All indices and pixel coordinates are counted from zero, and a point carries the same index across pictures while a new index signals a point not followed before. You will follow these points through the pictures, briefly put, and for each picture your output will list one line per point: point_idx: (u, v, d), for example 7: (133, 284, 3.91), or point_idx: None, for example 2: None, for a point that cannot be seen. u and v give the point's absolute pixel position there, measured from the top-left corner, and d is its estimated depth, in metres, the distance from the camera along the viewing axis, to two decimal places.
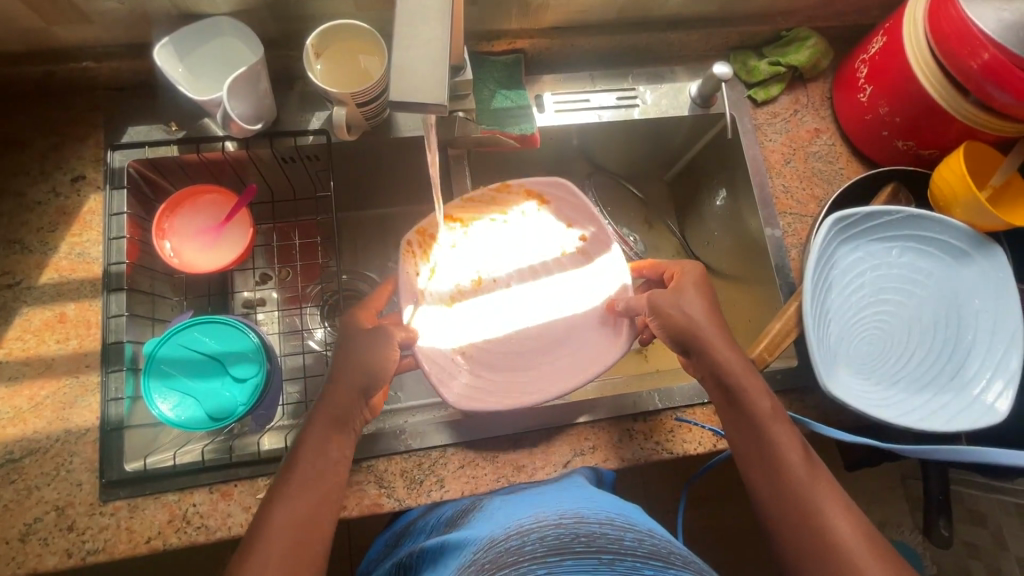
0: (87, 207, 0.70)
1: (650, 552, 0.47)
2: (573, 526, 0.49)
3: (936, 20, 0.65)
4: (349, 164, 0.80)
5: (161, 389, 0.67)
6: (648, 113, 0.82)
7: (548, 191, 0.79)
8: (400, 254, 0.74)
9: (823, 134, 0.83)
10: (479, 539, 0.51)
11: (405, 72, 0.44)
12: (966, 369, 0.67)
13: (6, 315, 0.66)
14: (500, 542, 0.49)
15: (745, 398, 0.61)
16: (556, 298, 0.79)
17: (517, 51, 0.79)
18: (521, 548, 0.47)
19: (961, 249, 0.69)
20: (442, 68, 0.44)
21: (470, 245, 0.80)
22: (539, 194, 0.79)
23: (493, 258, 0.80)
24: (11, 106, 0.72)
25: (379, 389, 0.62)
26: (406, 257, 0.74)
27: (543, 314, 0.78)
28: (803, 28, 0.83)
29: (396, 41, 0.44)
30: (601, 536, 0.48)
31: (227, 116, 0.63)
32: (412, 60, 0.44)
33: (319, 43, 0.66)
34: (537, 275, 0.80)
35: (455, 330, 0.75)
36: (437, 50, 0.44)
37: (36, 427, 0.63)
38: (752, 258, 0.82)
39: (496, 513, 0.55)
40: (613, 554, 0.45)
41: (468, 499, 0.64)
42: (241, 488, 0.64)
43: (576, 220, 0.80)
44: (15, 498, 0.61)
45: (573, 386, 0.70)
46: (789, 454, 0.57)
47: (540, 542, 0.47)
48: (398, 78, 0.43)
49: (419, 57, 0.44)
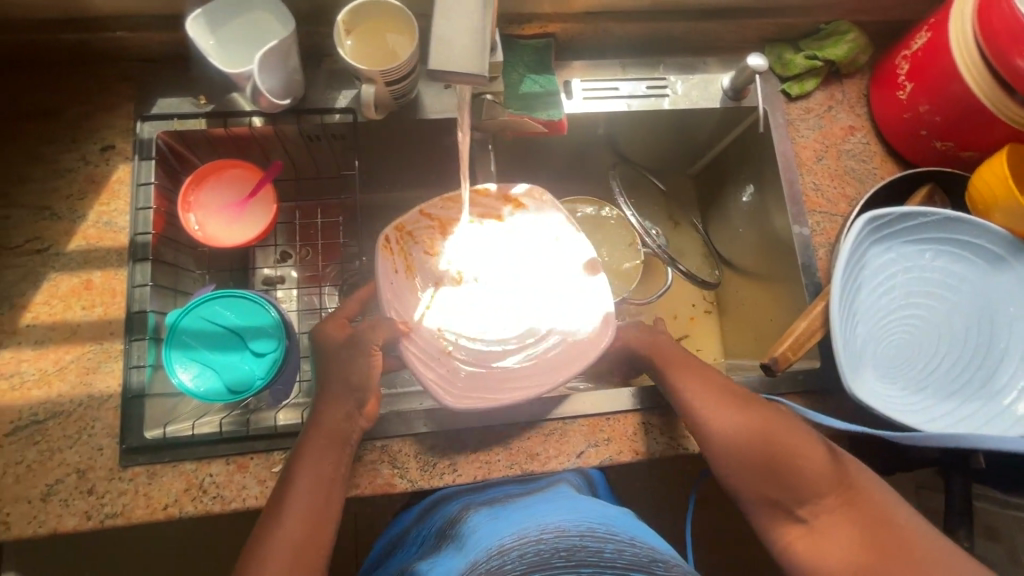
0: (115, 176, 0.70)
1: (630, 562, 0.48)
2: (551, 542, 0.50)
3: (985, 17, 0.63)
4: (373, 145, 0.80)
5: (182, 360, 0.67)
6: (678, 103, 0.80)
7: (524, 197, 0.78)
8: (378, 249, 0.72)
9: (857, 131, 0.81)
10: (464, 562, 0.52)
11: (445, 46, 0.44)
12: (997, 377, 0.65)
13: (34, 279, 0.67)
14: (481, 563, 0.50)
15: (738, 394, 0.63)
16: (530, 306, 0.78)
17: (547, 35, 0.78)
18: (502, 567, 0.48)
19: (997, 254, 0.67)
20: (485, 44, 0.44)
21: (457, 251, 0.79)
22: (515, 199, 0.78)
23: (487, 259, 0.80)
24: (43, 73, 0.72)
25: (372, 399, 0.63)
26: (384, 252, 0.72)
27: (518, 321, 0.77)
28: (844, 22, 0.80)
29: (438, 13, 0.44)
30: (582, 548, 0.49)
31: (256, 90, 0.63)
32: (457, 34, 0.44)
33: (350, 19, 0.65)
34: (515, 284, 0.79)
35: (450, 323, 0.76)
36: (481, 24, 0.44)
37: (60, 391, 0.64)
38: (777, 256, 0.81)
39: (481, 527, 0.57)
40: (590, 568, 0.46)
41: (458, 502, 0.66)
42: (257, 461, 0.64)
43: (556, 227, 0.79)
44: (38, 458, 0.62)
45: (544, 389, 0.67)
46: (787, 443, 0.57)
47: (519, 559, 0.48)
48: (440, 50, 0.44)
49: (462, 31, 0.44)
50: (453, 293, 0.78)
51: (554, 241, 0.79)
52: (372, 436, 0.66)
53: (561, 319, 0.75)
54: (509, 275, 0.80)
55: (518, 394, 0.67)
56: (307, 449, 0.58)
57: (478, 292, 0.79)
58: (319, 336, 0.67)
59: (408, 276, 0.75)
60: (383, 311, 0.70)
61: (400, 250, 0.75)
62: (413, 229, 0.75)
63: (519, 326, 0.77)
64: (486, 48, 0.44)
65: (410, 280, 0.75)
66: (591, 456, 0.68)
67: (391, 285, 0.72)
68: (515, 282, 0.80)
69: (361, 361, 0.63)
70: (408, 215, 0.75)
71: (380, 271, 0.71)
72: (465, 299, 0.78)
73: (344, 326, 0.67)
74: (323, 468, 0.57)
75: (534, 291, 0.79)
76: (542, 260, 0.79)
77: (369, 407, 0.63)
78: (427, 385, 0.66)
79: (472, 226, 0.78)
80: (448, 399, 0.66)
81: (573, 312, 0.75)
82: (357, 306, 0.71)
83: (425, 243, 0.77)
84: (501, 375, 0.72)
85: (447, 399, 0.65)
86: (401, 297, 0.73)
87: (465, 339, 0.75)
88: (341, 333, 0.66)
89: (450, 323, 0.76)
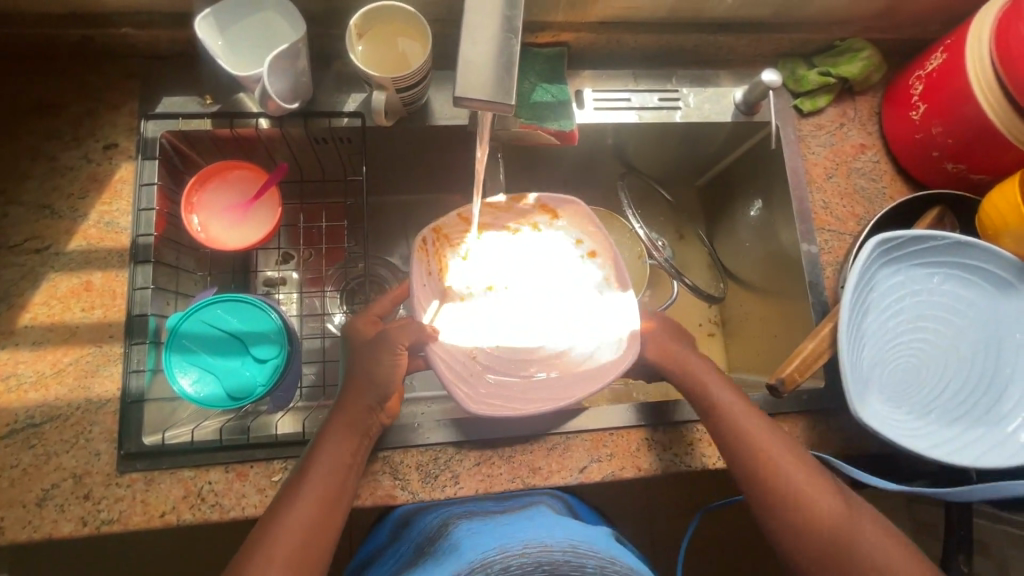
0: (118, 175, 0.69)
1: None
2: (536, 556, 0.50)
3: (1002, 39, 0.62)
4: (380, 150, 0.79)
5: (183, 364, 0.66)
6: (690, 116, 0.80)
7: (560, 207, 0.76)
8: (415, 251, 0.70)
9: (868, 150, 0.81)
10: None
11: (471, 68, 0.43)
12: (1001, 404, 0.65)
13: (32, 279, 0.65)
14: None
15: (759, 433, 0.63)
16: (557, 315, 0.78)
17: (560, 44, 0.77)
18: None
19: (1007, 280, 0.67)
20: (511, 66, 0.44)
21: (484, 263, 0.79)
22: (551, 209, 0.77)
23: (518, 267, 0.80)
24: (45, 66, 0.71)
25: (392, 397, 0.62)
26: (420, 255, 0.71)
27: (544, 330, 0.77)
28: (859, 39, 0.80)
29: (463, 36, 0.44)
30: (565, 563, 0.49)
31: (265, 94, 0.62)
32: (483, 54, 0.43)
33: (362, 23, 0.64)
34: (542, 292, 0.80)
35: (470, 329, 0.75)
36: (506, 45, 0.44)
37: (57, 394, 0.63)
38: (784, 273, 0.80)
39: (464, 538, 0.56)
40: None
41: (435, 515, 0.66)
42: (257, 469, 0.63)
43: (587, 234, 0.77)
44: (34, 463, 0.61)
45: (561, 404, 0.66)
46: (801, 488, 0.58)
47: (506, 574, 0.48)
48: (466, 71, 0.43)
49: (489, 50, 0.43)
50: (481, 299, 0.78)
51: (586, 253, 0.78)
52: (375, 447, 0.65)
53: (587, 332, 0.75)
54: (538, 282, 0.80)
55: (537, 406, 0.66)
56: (326, 439, 0.57)
57: (510, 303, 0.79)
58: (351, 330, 0.66)
59: (440, 278, 0.75)
60: (415, 315, 0.68)
61: (436, 252, 0.74)
62: (450, 233, 0.75)
63: (544, 335, 0.77)
64: (511, 69, 0.44)
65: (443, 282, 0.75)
66: (592, 472, 0.67)
67: (422, 285, 0.71)
68: (546, 291, 0.80)
69: (386, 361, 0.62)
70: (445, 219, 0.74)
71: (413, 274, 0.70)
72: (495, 307, 0.78)
73: (375, 323, 0.67)
74: (342, 455, 0.57)
75: (561, 304, 0.79)
76: (569, 272, 0.79)
77: (390, 402, 0.62)
78: (454, 393, 0.65)
79: (511, 236, 0.79)
80: (469, 405, 0.64)
81: (596, 327, 0.75)
82: (391, 304, 0.70)
83: (459, 245, 0.76)
84: (528, 385, 0.72)
85: (469, 406, 0.64)
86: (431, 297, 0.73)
87: (489, 347, 0.75)
88: (372, 330, 0.66)
89: (462, 328, 0.75)
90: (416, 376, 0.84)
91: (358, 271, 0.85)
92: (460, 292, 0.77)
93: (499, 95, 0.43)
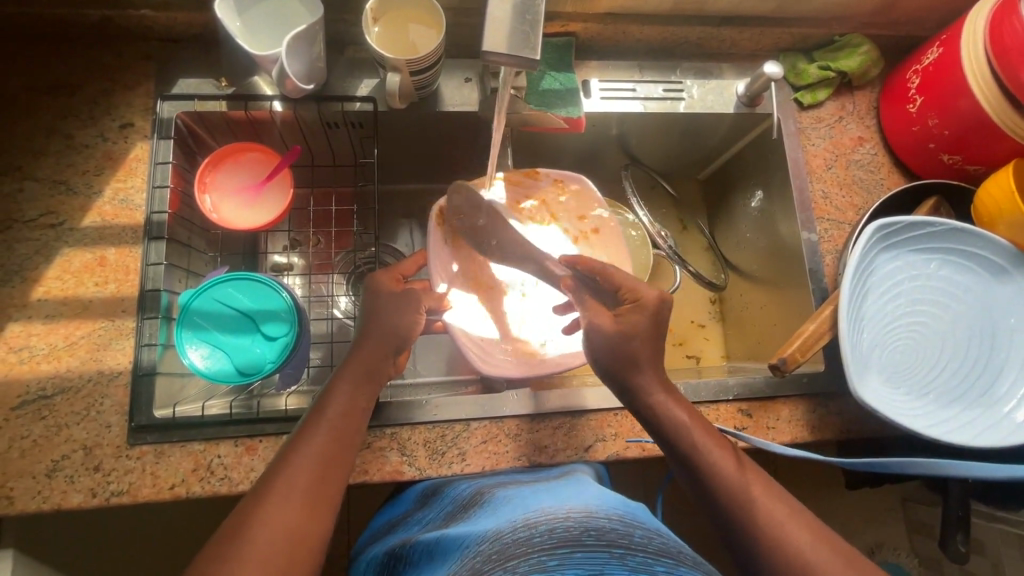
0: (133, 154, 0.70)
1: (659, 548, 0.43)
2: (582, 520, 0.45)
3: (998, 31, 0.64)
4: (393, 135, 0.80)
5: (193, 340, 0.67)
6: (693, 107, 0.82)
7: (569, 184, 0.80)
8: (433, 220, 0.74)
9: (866, 142, 0.83)
10: (481, 534, 0.48)
11: (498, 25, 0.45)
12: (999, 385, 0.67)
13: (47, 254, 0.66)
14: (506, 535, 0.46)
15: (661, 407, 0.58)
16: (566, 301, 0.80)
17: (569, 34, 0.79)
18: (529, 540, 0.43)
19: (1001, 265, 0.69)
20: (535, 24, 0.45)
21: None
22: (560, 184, 0.80)
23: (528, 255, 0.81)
24: (63, 48, 0.72)
25: (404, 351, 0.63)
26: (438, 223, 0.74)
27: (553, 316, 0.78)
28: (857, 35, 0.82)
29: None
30: (612, 530, 0.44)
31: (283, 73, 0.63)
32: (509, 14, 0.45)
33: (377, 8, 0.66)
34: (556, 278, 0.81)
35: (474, 314, 0.75)
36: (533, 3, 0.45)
37: (69, 365, 0.63)
38: (785, 262, 0.82)
39: (500, 505, 0.53)
40: (623, 548, 0.42)
41: (468, 484, 0.63)
42: (265, 444, 0.64)
43: (590, 213, 0.81)
44: (44, 434, 0.61)
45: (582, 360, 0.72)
46: (713, 453, 0.54)
47: (549, 533, 0.44)
48: (492, 29, 0.45)
49: (512, 12, 0.45)
50: (497, 294, 0.78)
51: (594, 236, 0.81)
52: (382, 423, 0.66)
53: None
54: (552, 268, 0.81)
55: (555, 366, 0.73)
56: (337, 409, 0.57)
57: (525, 308, 0.79)
58: (375, 282, 0.65)
59: (454, 247, 0.76)
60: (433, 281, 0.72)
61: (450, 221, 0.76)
62: None
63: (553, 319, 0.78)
64: (534, 25, 0.45)
65: (455, 254, 0.76)
66: (597, 452, 0.68)
67: (440, 254, 0.75)
68: None
69: (408, 315, 0.63)
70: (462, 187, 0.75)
71: (432, 241, 0.74)
72: (508, 308, 0.78)
73: (399, 282, 0.66)
74: (357, 404, 0.56)
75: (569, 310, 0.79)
76: None
77: (402, 353, 0.62)
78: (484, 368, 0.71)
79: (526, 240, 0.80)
80: (484, 368, 0.71)
81: None
82: (414, 264, 0.70)
83: None
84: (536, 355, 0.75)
85: (482, 366, 0.71)
86: (447, 266, 0.75)
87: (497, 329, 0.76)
88: (398, 286, 0.65)
89: (475, 315, 0.76)
90: (417, 360, 0.85)
91: (365, 255, 0.87)
92: (472, 282, 0.77)
93: (527, 53, 0.45)
